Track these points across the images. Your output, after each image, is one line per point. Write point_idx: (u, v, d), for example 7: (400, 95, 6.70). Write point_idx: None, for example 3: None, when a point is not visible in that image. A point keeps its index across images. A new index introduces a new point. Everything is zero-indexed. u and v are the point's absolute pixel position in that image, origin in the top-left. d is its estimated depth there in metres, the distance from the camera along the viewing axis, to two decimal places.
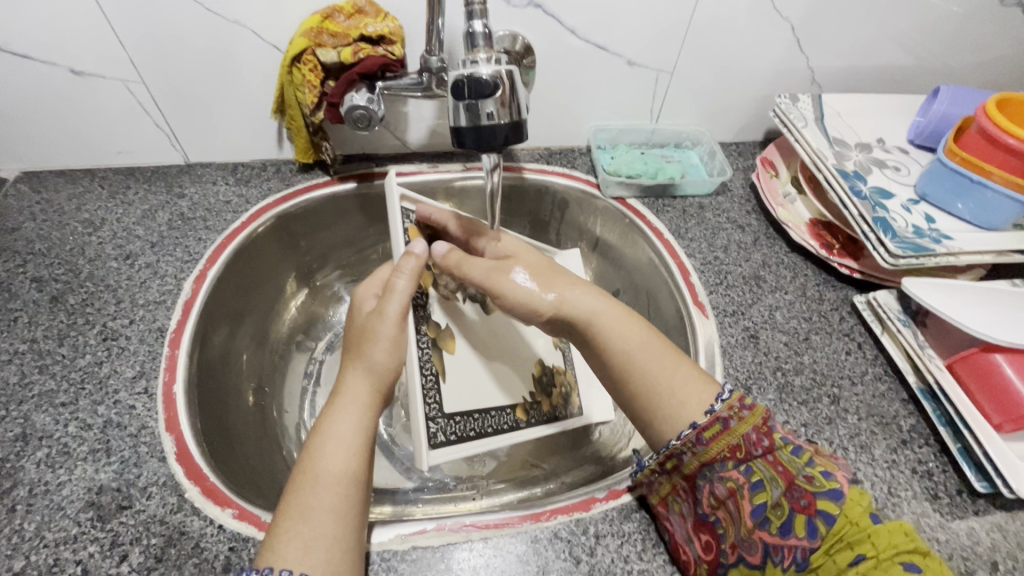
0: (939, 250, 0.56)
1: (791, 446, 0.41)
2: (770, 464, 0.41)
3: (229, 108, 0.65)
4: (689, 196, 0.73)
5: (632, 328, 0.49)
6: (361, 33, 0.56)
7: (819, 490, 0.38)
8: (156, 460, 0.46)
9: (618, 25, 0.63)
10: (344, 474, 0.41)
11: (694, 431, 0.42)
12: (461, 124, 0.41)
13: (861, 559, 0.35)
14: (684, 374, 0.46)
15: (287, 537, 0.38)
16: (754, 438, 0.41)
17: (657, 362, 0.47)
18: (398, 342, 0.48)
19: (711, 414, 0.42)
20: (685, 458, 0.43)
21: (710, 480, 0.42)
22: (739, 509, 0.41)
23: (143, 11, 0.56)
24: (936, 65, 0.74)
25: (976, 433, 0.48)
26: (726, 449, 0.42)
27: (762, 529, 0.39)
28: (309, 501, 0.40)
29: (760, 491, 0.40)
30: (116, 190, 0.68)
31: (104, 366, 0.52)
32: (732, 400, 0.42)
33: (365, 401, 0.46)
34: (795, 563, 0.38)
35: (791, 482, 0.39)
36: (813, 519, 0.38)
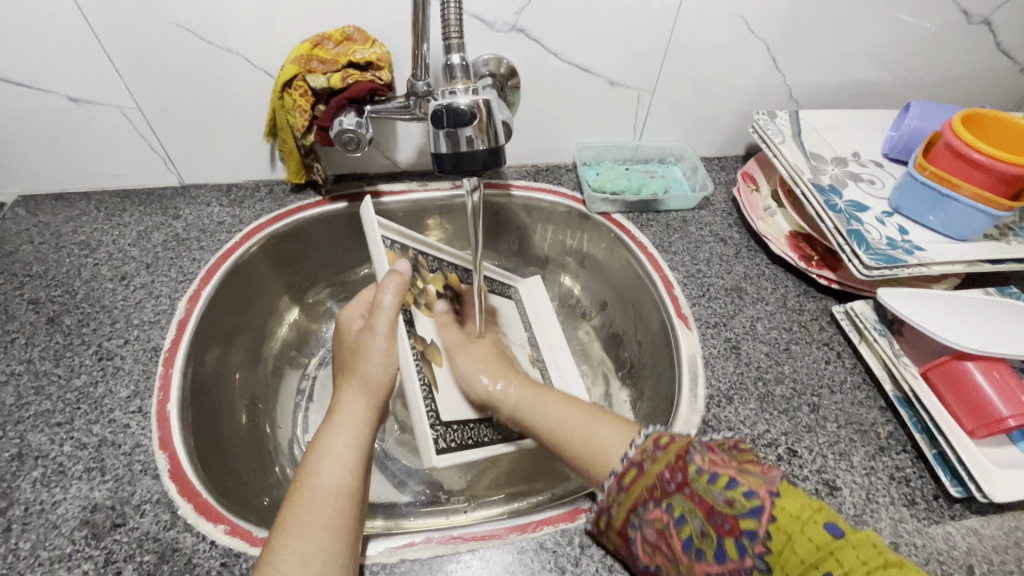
0: (911, 261, 0.58)
1: (706, 474, 0.41)
2: (687, 496, 0.41)
3: (222, 131, 0.67)
4: (672, 210, 0.75)
5: (562, 409, 0.53)
6: (350, 59, 0.58)
7: (739, 512, 0.38)
8: (150, 478, 0.47)
9: (599, 48, 0.66)
10: (340, 489, 0.43)
11: (614, 480, 0.44)
12: (441, 150, 0.43)
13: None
14: (605, 429, 0.49)
15: (285, 551, 0.39)
16: (668, 475, 0.42)
17: (579, 430, 0.50)
18: (389, 358, 0.51)
19: (626, 460, 0.44)
20: (613, 514, 0.43)
21: (640, 528, 0.42)
22: (672, 549, 0.40)
23: (140, 41, 0.58)
24: (909, 81, 0.76)
25: (950, 439, 0.49)
26: (644, 491, 0.43)
27: (700, 562, 0.39)
28: (305, 517, 0.41)
29: (684, 524, 0.40)
30: (112, 212, 0.69)
31: (99, 386, 0.53)
32: (645, 444, 0.44)
33: (359, 418, 0.48)
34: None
35: (710, 510, 0.39)
36: (740, 541, 0.38)
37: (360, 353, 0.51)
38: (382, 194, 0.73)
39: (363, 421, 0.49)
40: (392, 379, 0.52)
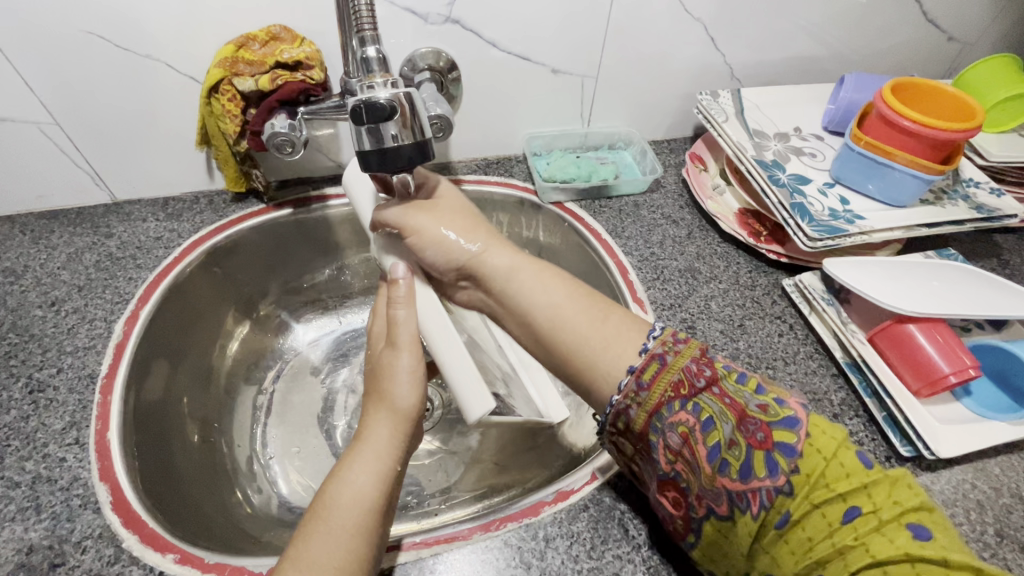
0: (852, 231, 0.59)
1: (734, 377, 0.42)
2: (716, 397, 0.40)
3: (151, 142, 0.64)
4: (624, 195, 0.75)
5: (551, 283, 0.47)
6: (277, 60, 0.56)
7: (774, 421, 0.39)
8: (91, 512, 0.45)
9: (537, 36, 0.65)
10: (358, 523, 0.40)
11: (633, 377, 0.42)
12: (365, 148, 0.43)
13: (855, 513, 0.36)
14: (615, 320, 0.45)
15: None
16: (695, 369, 0.41)
17: (588, 311, 0.46)
18: (418, 379, 0.47)
19: (647, 353, 0.42)
20: (633, 414, 0.42)
21: (663, 432, 0.40)
22: (696, 456, 0.39)
23: (48, 52, 0.54)
24: (845, 55, 0.78)
25: (897, 400, 0.51)
26: (669, 388, 0.41)
27: (723, 475, 0.38)
28: (318, 551, 0.38)
29: (712, 429, 0.39)
30: (39, 235, 0.66)
31: (31, 420, 0.50)
32: (664, 336, 0.43)
33: (387, 444, 0.45)
34: (763, 507, 0.37)
35: (742, 416, 0.39)
36: (772, 454, 0.38)
37: (385, 373, 0.47)
38: (328, 197, 0.71)
39: (393, 449, 0.45)
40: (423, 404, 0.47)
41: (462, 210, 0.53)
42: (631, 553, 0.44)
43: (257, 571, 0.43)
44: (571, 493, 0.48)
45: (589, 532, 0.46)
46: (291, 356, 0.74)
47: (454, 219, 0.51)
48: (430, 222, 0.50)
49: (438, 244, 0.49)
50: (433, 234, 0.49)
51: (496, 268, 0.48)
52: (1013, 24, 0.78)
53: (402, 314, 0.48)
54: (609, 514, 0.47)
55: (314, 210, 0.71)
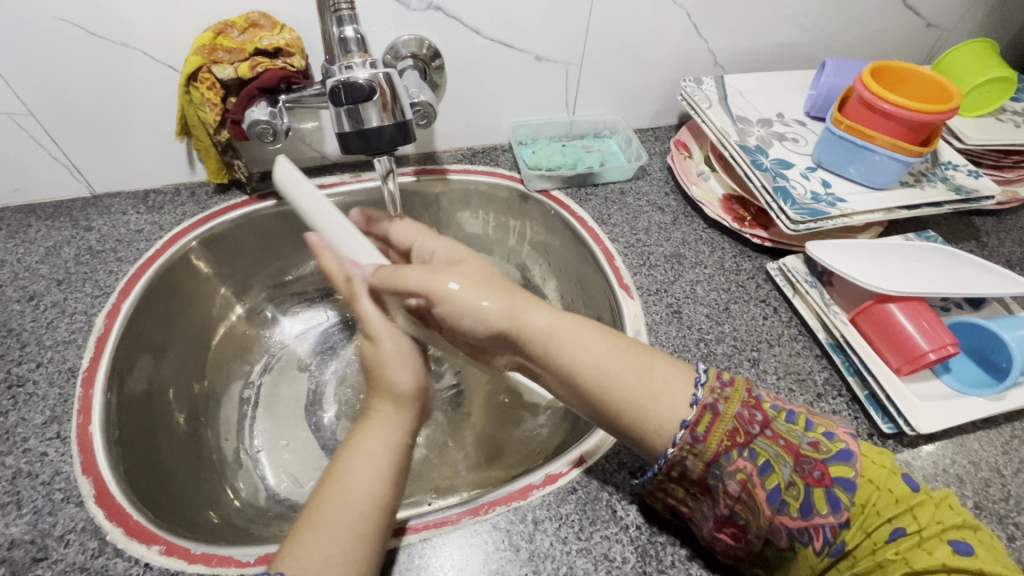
0: (833, 213, 0.60)
1: (783, 417, 0.42)
2: (771, 441, 0.40)
3: (129, 133, 0.63)
4: (610, 183, 0.75)
5: (593, 336, 0.44)
6: (257, 47, 0.55)
7: (828, 457, 0.40)
8: (73, 505, 0.44)
9: (520, 23, 0.65)
10: (372, 491, 0.40)
11: (688, 431, 0.40)
12: (345, 129, 0.43)
13: (902, 533, 0.38)
14: (661, 369, 0.43)
15: (308, 549, 0.37)
16: (748, 416, 0.41)
17: (632, 364, 0.43)
18: (408, 360, 0.46)
19: (699, 404, 0.41)
20: (688, 464, 0.40)
21: (721, 478, 0.40)
22: (755, 500, 0.39)
23: (19, 40, 0.53)
24: (827, 41, 0.78)
25: (879, 378, 0.52)
26: (725, 437, 0.40)
27: (782, 514, 0.39)
28: (332, 512, 0.39)
29: (770, 474, 0.39)
30: (15, 229, 0.64)
31: (10, 415, 0.49)
32: (712, 382, 0.42)
33: (394, 419, 0.45)
34: (826, 542, 0.38)
35: (798, 456, 0.40)
36: (831, 490, 0.39)
37: (378, 363, 0.46)
38: None
39: (401, 425, 0.45)
40: (423, 381, 0.46)
41: (472, 265, 0.47)
42: (619, 534, 0.45)
43: (245, 561, 0.43)
44: (560, 476, 0.48)
45: (578, 514, 0.46)
46: (278, 348, 0.73)
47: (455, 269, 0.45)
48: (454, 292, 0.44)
49: (473, 314, 0.43)
50: (452, 296, 0.43)
51: (535, 330, 0.44)
52: (989, 11, 0.79)
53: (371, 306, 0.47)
54: (597, 496, 0.47)
55: (297, 201, 0.70)
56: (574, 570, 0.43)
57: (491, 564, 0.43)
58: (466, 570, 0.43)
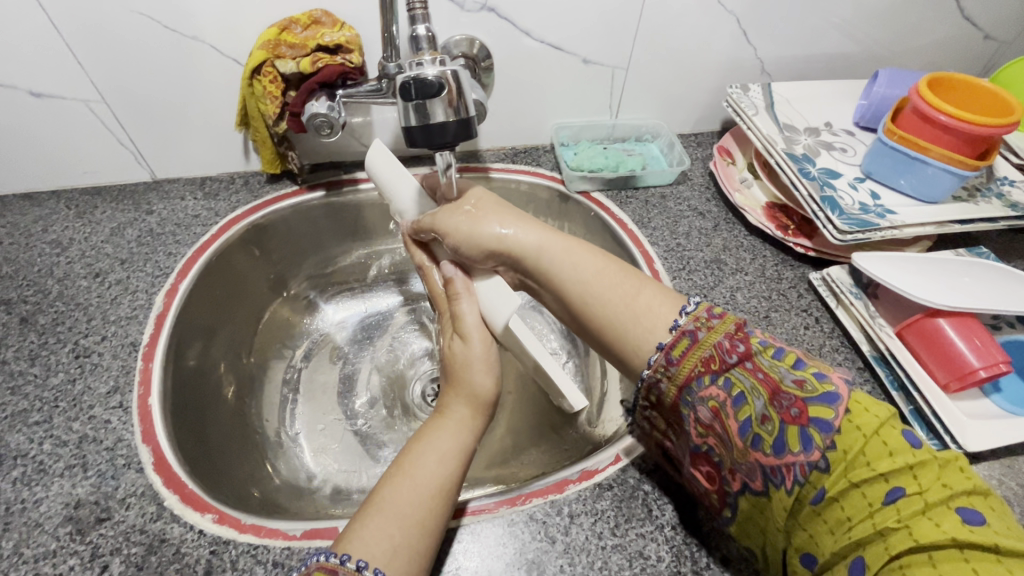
0: (883, 224, 0.59)
1: (770, 352, 0.41)
2: (749, 372, 0.40)
3: (193, 122, 0.66)
4: (651, 186, 0.75)
5: (581, 257, 0.48)
6: (319, 43, 0.57)
7: (810, 397, 0.38)
8: (134, 471, 0.47)
9: (570, 26, 0.65)
10: (441, 485, 0.41)
11: (662, 352, 0.43)
12: (411, 124, 0.45)
13: (900, 495, 0.34)
14: (646, 295, 0.46)
15: (374, 532, 0.38)
16: (727, 345, 0.41)
17: (617, 285, 0.46)
18: (491, 364, 0.49)
19: (677, 329, 0.43)
20: (663, 387, 0.44)
21: (693, 405, 0.42)
22: (727, 431, 0.40)
23: (98, 30, 0.56)
24: (880, 51, 0.77)
25: (925, 394, 0.51)
26: (699, 363, 0.42)
27: (756, 451, 0.38)
28: (401, 501, 0.40)
29: (742, 405, 0.39)
30: (83, 210, 0.68)
31: (77, 383, 0.52)
32: (697, 311, 0.43)
33: (464, 418, 0.47)
34: (797, 483, 0.37)
35: (776, 391, 0.39)
36: (806, 429, 0.37)
37: (459, 363, 0.49)
38: (359, 181, 0.72)
39: (472, 428, 0.46)
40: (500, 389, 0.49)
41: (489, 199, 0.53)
42: (654, 533, 0.45)
43: (293, 534, 0.44)
44: (596, 472, 0.49)
45: (614, 510, 0.46)
46: (319, 334, 0.76)
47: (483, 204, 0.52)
48: (467, 222, 0.50)
49: (472, 235, 0.50)
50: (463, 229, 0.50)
51: (527, 248, 0.49)
52: None
53: (468, 307, 0.50)
54: (633, 494, 0.47)
55: (345, 193, 0.72)
56: (609, 565, 0.43)
57: (527, 554, 0.44)
58: (502, 557, 0.44)
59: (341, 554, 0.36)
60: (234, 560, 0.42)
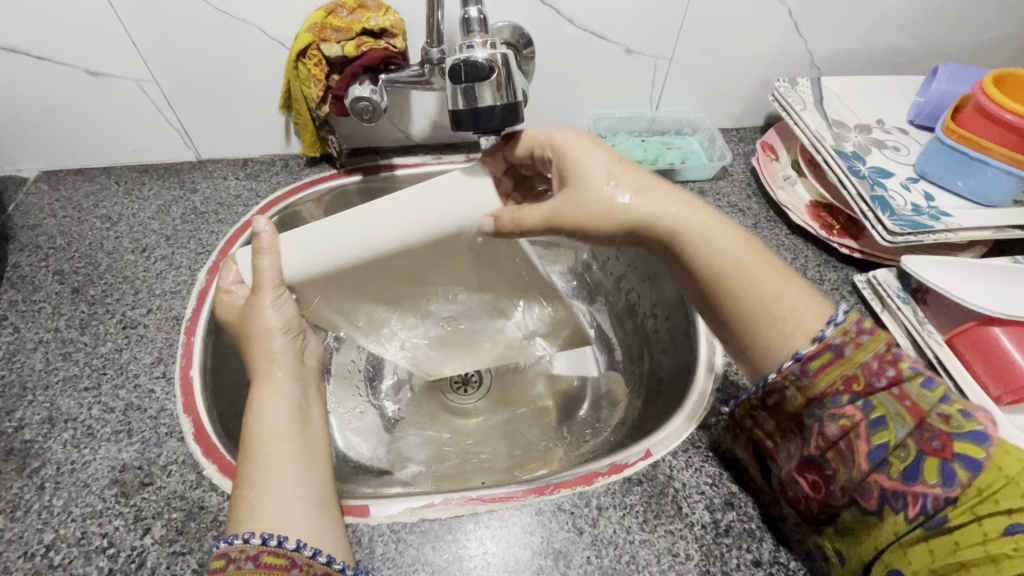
0: (937, 227, 0.56)
1: (921, 379, 0.38)
2: (895, 398, 0.38)
3: (238, 104, 0.67)
4: (689, 181, 0.74)
5: (730, 240, 0.44)
6: (364, 27, 0.58)
7: (957, 431, 0.36)
8: (175, 440, 0.49)
9: (615, 15, 0.64)
10: (286, 428, 0.42)
11: (798, 363, 0.40)
12: (458, 107, 0.45)
13: (1022, 531, 0.32)
14: (790, 300, 0.42)
15: (242, 503, 0.37)
16: (875, 368, 0.39)
17: (762, 285, 0.42)
18: (286, 307, 0.46)
19: (822, 340, 0.39)
20: (788, 395, 0.41)
21: (820, 419, 0.40)
22: (853, 450, 0.39)
23: (153, 12, 0.58)
24: (938, 47, 0.74)
25: (975, 405, 0.49)
26: (839, 380, 0.39)
27: (879, 472, 0.37)
28: (257, 464, 0.39)
29: (880, 429, 0.38)
30: (132, 186, 0.70)
31: (124, 353, 0.54)
32: (848, 323, 0.39)
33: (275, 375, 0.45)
34: (923, 512, 0.35)
35: (921, 421, 0.37)
36: (949, 464, 0.35)
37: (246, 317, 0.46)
38: (396, 166, 0.72)
39: (283, 369, 0.46)
40: (293, 326, 0.47)
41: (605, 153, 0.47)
42: (683, 530, 0.45)
43: None
44: (626, 467, 0.48)
45: (643, 505, 0.46)
46: None
47: (605, 160, 0.46)
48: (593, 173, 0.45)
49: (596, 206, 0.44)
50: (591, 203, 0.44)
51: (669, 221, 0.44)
52: None
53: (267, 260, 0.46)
54: (663, 490, 0.47)
55: (381, 178, 0.73)
56: (637, 559, 0.43)
57: (555, 543, 0.44)
58: (528, 544, 0.44)
59: (229, 535, 0.36)
60: None
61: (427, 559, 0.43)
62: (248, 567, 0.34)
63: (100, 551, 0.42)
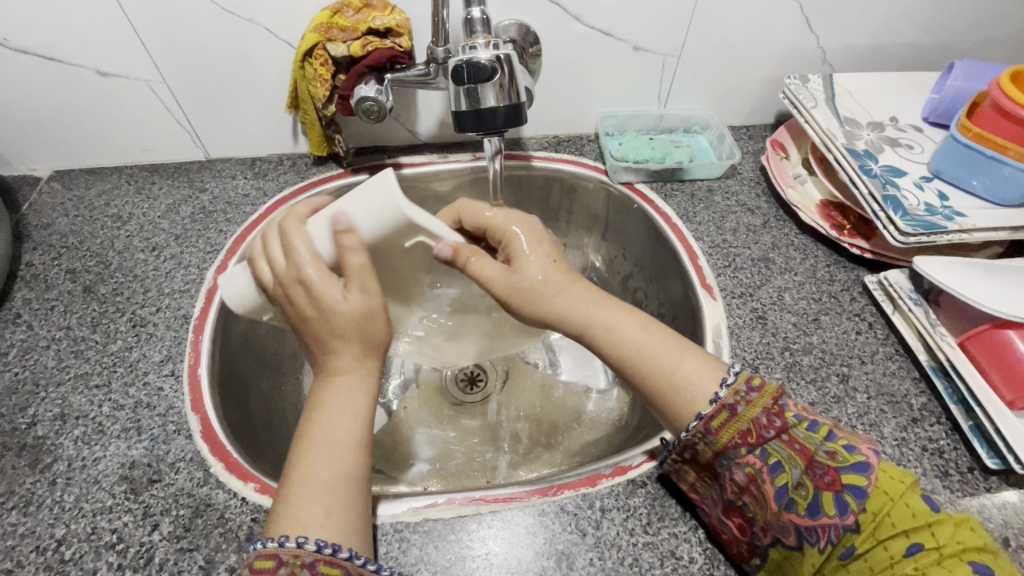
0: (951, 228, 0.55)
1: (805, 422, 0.39)
2: (786, 443, 0.38)
3: (245, 104, 0.68)
4: (698, 180, 0.73)
5: (633, 318, 0.45)
6: (370, 26, 0.58)
7: (843, 465, 0.37)
8: (183, 438, 0.49)
9: (623, 12, 0.64)
10: (353, 438, 0.40)
11: (701, 422, 0.40)
12: (461, 108, 0.45)
13: (920, 549, 0.34)
14: (688, 368, 0.42)
15: (303, 508, 0.37)
16: (765, 421, 0.39)
17: (662, 353, 0.43)
18: (365, 288, 0.42)
19: (717, 402, 0.39)
20: (699, 449, 0.41)
21: (729, 467, 0.40)
22: (763, 493, 0.39)
23: (161, 13, 0.58)
24: (955, 42, 0.72)
25: (987, 409, 0.48)
26: (737, 435, 0.40)
27: (790, 512, 0.37)
28: (316, 469, 0.38)
29: (780, 472, 0.38)
30: (142, 185, 0.71)
31: (133, 351, 0.55)
32: (737, 384, 0.40)
33: (348, 373, 0.43)
34: (831, 543, 0.36)
35: (811, 460, 0.38)
36: (841, 495, 0.37)
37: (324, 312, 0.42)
38: (402, 166, 0.73)
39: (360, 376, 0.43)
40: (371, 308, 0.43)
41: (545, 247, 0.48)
42: (688, 533, 0.44)
43: None
44: (630, 468, 0.48)
45: (647, 508, 0.46)
46: None
47: (540, 251, 0.48)
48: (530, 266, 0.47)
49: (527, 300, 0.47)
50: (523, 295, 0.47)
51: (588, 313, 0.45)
52: None
53: (308, 264, 0.42)
54: (667, 493, 0.46)
55: None
56: (640, 562, 0.43)
57: (557, 545, 0.44)
58: (531, 546, 0.44)
59: (277, 537, 0.35)
60: None
61: (430, 559, 0.43)
62: (304, 575, 0.34)
63: (109, 547, 0.43)
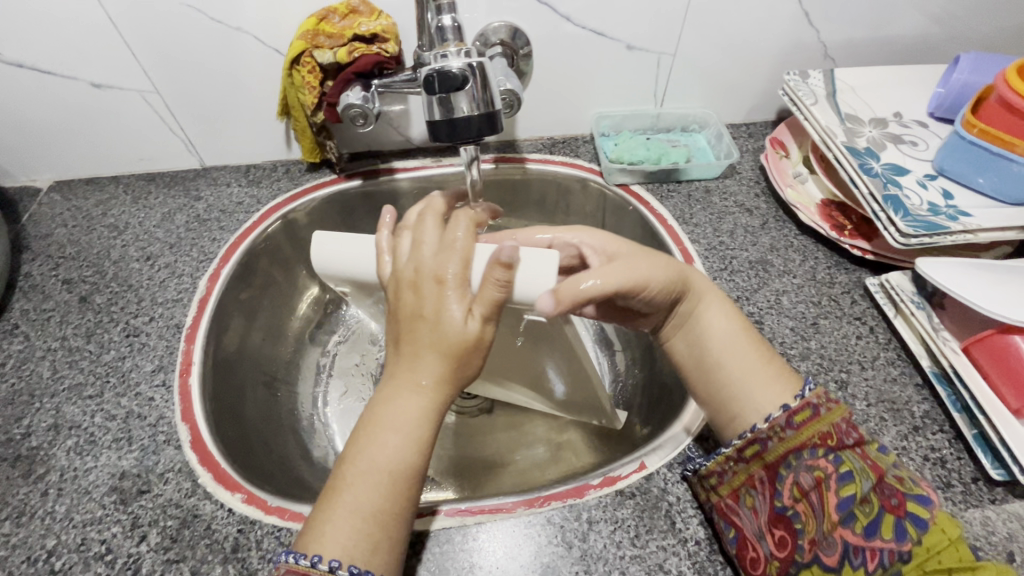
0: (955, 228, 0.53)
1: (876, 446, 0.41)
2: (860, 456, 0.40)
3: (238, 112, 0.68)
4: (694, 180, 0.71)
5: (726, 315, 0.49)
6: (355, 33, 0.57)
7: (909, 492, 0.38)
8: (173, 448, 0.49)
9: (614, 11, 0.62)
10: (401, 468, 0.37)
11: (785, 414, 0.42)
12: (435, 117, 0.44)
13: None
14: (776, 368, 0.46)
15: (343, 532, 0.36)
16: (845, 429, 0.41)
17: (751, 350, 0.47)
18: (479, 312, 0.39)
19: (803, 398, 0.43)
20: (770, 446, 0.42)
21: (795, 470, 0.41)
22: (824, 501, 0.39)
23: (150, 24, 0.58)
24: (964, 33, 0.69)
25: (991, 417, 0.46)
26: (816, 436, 0.41)
27: (846, 527, 0.38)
28: (362, 495, 0.37)
29: (848, 482, 0.39)
30: (139, 195, 0.72)
31: (126, 361, 0.56)
32: (820, 391, 0.43)
33: (411, 393, 0.38)
34: (882, 566, 0.36)
35: (881, 479, 0.39)
36: (901, 521, 0.37)
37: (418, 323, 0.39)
38: (395, 170, 0.72)
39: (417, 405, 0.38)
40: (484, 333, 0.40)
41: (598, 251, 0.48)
42: (677, 546, 0.43)
43: None
44: (619, 479, 0.47)
45: (635, 520, 0.45)
46: (354, 322, 0.76)
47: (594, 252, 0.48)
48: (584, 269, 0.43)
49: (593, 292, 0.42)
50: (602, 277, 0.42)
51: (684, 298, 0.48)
52: None
53: (452, 266, 0.40)
54: (656, 504, 0.46)
55: (381, 182, 0.72)
56: None
57: (542, 558, 0.43)
58: (517, 558, 0.43)
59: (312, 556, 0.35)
60: (259, 540, 0.44)
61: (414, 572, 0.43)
62: None
63: (98, 558, 0.43)
